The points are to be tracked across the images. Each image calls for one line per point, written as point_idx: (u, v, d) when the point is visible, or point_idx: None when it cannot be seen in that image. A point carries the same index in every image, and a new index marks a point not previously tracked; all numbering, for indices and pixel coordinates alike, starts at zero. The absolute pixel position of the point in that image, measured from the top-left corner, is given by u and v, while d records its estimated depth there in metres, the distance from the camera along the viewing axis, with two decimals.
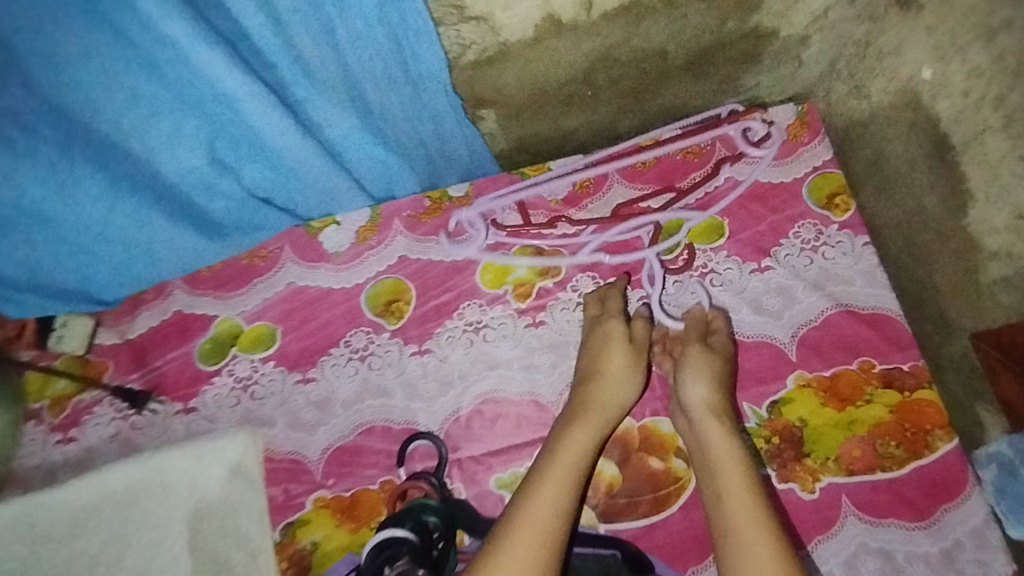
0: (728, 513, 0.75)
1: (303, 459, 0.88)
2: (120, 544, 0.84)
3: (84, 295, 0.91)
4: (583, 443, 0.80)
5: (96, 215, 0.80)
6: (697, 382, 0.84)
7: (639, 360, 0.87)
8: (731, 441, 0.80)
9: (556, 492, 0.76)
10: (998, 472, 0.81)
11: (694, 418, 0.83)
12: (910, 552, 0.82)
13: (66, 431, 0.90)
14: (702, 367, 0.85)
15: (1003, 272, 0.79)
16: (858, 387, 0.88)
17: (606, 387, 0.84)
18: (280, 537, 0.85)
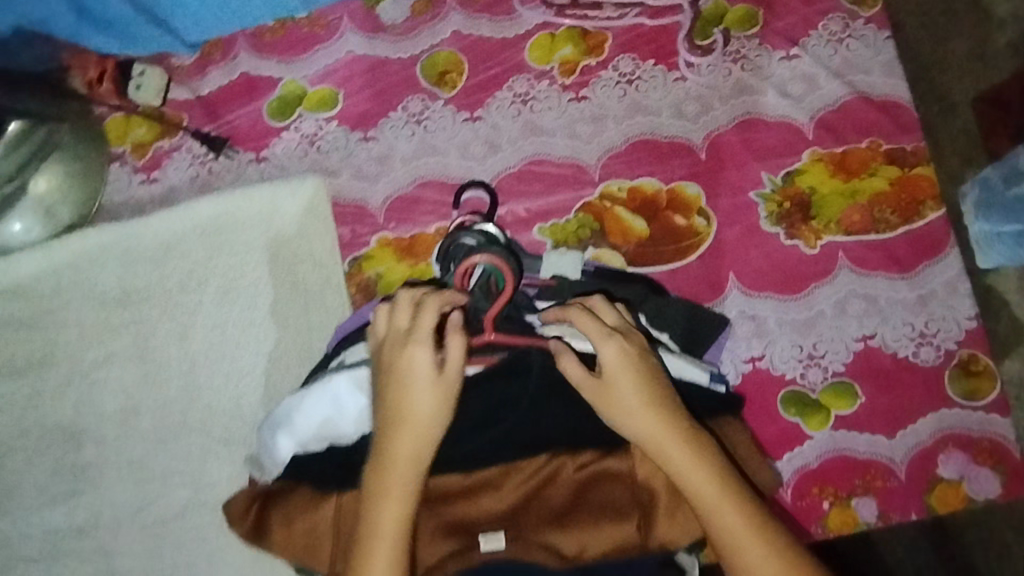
0: (710, 499, 0.71)
1: (367, 205, 0.99)
2: (209, 265, 0.97)
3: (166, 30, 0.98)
4: (414, 427, 0.72)
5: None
6: (619, 388, 0.75)
7: (420, 364, 0.73)
8: (683, 428, 0.73)
9: (384, 552, 0.69)
10: None
11: (642, 426, 0.73)
12: (891, 296, 0.97)
13: (149, 173, 0.99)
14: (633, 393, 0.74)
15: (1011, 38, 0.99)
16: (864, 163, 0.99)
17: (421, 377, 0.73)
18: (349, 268, 0.97)
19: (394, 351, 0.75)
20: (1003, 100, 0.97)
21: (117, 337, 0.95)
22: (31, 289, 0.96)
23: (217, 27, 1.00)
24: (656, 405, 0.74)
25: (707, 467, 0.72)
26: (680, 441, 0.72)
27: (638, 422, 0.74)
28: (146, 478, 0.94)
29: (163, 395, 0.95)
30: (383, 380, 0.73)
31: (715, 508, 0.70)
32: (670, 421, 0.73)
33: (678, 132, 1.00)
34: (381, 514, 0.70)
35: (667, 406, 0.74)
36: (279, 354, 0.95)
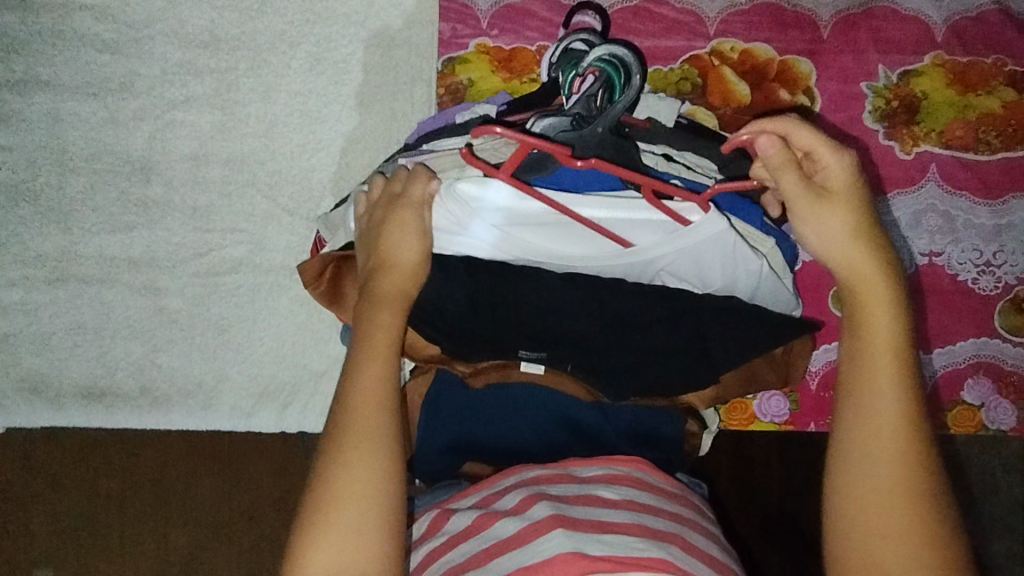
0: (871, 354, 0.58)
1: (473, 6, 0.95)
2: (303, 29, 0.95)
3: None
4: (402, 278, 0.71)
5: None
6: (835, 215, 0.61)
7: (406, 215, 0.71)
8: (888, 286, 0.60)
9: (375, 380, 0.66)
10: None
11: (867, 331, 0.59)
12: (970, 219, 0.96)
13: None
14: (829, 222, 0.61)
15: None
16: (985, 79, 0.95)
17: (408, 246, 0.72)
18: (442, 68, 0.94)
19: (384, 214, 0.73)
20: None
21: (199, 79, 0.94)
22: (123, 12, 0.95)
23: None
24: (899, 329, 0.59)
25: (897, 337, 0.59)
26: (901, 373, 0.58)
27: (833, 254, 0.61)
28: (204, 227, 0.95)
29: (236, 149, 0.94)
30: (375, 238, 0.73)
31: (876, 356, 0.58)
32: (866, 272, 0.60)
33: (805, 5, 0.96)
34: (368, 360, 0.67)
35: (876, 264, 0.60)
36: (358, 137, 0.94)
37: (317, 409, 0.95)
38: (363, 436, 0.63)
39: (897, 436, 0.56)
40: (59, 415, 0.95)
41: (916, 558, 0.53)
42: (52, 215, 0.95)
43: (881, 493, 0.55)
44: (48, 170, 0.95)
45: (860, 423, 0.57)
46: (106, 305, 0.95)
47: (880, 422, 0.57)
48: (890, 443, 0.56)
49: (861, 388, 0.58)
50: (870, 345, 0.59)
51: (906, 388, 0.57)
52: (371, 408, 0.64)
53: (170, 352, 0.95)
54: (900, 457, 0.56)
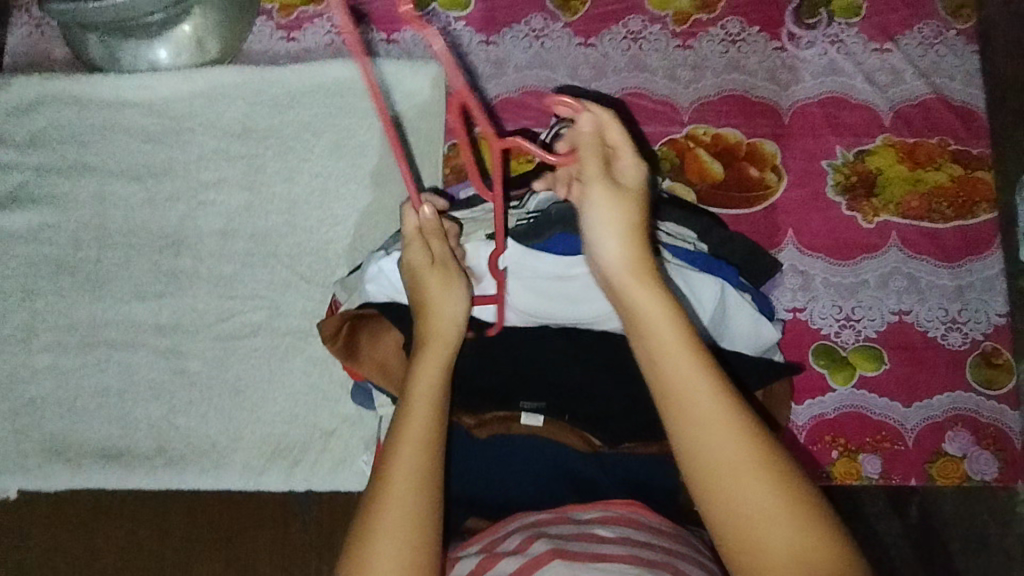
0: (671, 357, 0.63)
1: (476, 100, 1.08)
2: (326, 120, 1.06)
3: None
4: (437, 319, 0.74)
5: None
6: (610, 208, 0.67)
7: (440, 270, 0.76)
8: (651, 271, 0.67)
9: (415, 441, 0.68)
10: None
11: (643, 316, 0.65)
12: (932, 280, 1.04)
13: (289, 32, 1.10)
14: (615, 213, 0.67)
15: None
16: (932, 157, 1.07)
17: (432, 280, 0.75)
18: (448, 151, 1.06)
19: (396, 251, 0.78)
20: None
21: (232, 164, 1.05)
22: (166, 107, 1.07)
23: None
24: (671, 303, 0.65)
25: (667, 312, 0.65)
26: (685, 344, 0.64)
27: (612, 248, 0.67)
28: (227, 295, 1.02)
29: (261, 225, 1.03)
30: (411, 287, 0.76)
31: (659, 341, 0.64)
32: (640, 267, 0.66)
33: (767, 96, 1.09)
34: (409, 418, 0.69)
35: (636, 245, 0.67)
36: (371, 212, 1.03)
37: (325, 468, 0.98)
38: (410, 495, 0.66)
39: (699, 405, 0.62)
40: (77, 476, 0.98)
41: (755, 498, 0.59)
42: (89, 285, 1.03)
43: (708, 458, 0.61)
44: (90, 245, 1.04)
45: (679, 408, 0.63)
46: (131, 368, 1.01)
47: (697, 405, 0.62)
48: (700, 412, 0.62)
49: (662, 375, 0.64)
50: (662, 345, 0.64)
51: (695, 358, 0.63)
52: (415, 468, 0.67)
53: (188, 414, 1.00)
54: (712, 418, 0.61)
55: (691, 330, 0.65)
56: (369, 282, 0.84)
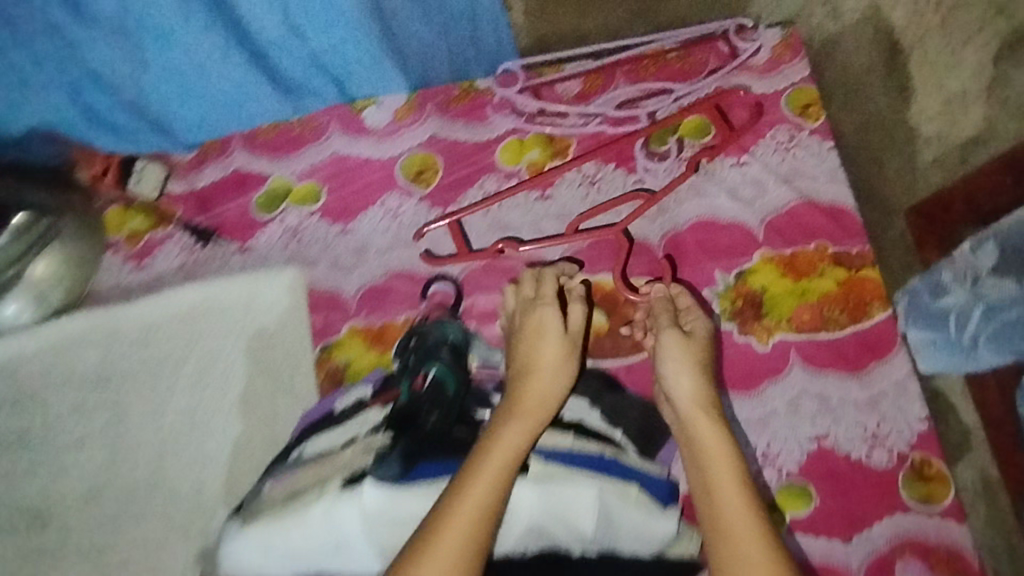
0: (717, 466, 0.82)
1: (341, 295, 1.04)
2: (187, 350, 1.01)
3: (168, 134, 1.04)
4: (523, 404, 0.85)
5: (178, 34, 0.89)
6: (687, 356, 0.90)
7: (570, 347, 0.91)
8: (716, 412, 0.87)
9: (490, 480, 0.77)
10: (909, 307, 0.98)
11: (701, 444, 0.85)
12: (843, 396, 0.99)
13: (140, 260, 1.05)
14: (687, 360, 0.90)
15: (934, 155, 1.03)
16: (813, 264, 1.04)
17: (551, 352, 0.90)
18: (319, 355, 1.01)
19: (526, 316, 0.93)
20: (927, 212, 1.01)
21: (92, 417, 0.98)
22: (18, 368, 1.01)
23: (213, 124, 1.05)
24: (729, 442, 0.84)
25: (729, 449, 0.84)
26: (741, 473, 0.82)
27: (683, 387, 0.89)
28: (102, 565, 0.94)
29: (128, 479, 0.96)
30: (537, 345, 0.90)
31: (713, 462, 0.83)
32: (705, 404, 0.87)
33: (636, 233, 1.06)
34: (477, 478, 0.77)
35: (708, 395, 0.88)
36: (244, 443, 0.96)
37: None
38: (473, 514, 0.74)
39: (737, 520, 0.78)
40: None
41: None
42: None
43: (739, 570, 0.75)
44: None
45: (720, 522, 0.79)
46: None
47: (737, 527, 0.78)
48: (747, 528, 0.78)
49: (711, 492, 0.82)
50: (715, 464, 0.83)
51: (744, 489, 0.81)
52: (484, 500, 0.76)
53: None
54: (753, 535, 0.77)
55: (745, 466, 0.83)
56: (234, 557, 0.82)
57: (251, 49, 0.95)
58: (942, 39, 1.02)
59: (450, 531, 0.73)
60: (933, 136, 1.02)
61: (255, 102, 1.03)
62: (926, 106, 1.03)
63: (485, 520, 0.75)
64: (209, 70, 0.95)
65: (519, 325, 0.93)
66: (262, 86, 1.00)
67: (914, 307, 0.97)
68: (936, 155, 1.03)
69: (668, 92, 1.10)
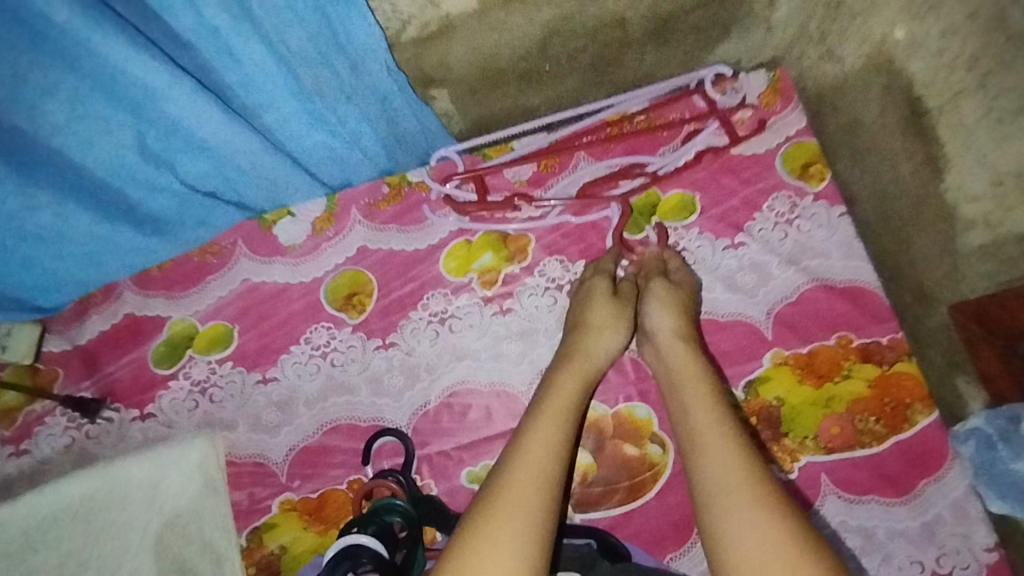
0: (694, 400, 0.74)
1: (267, 462, 0.85)
2: (83, 555, 0.82)
3: (31, 302, 0.87)
4: (571, 390, 0.75)
5: (5, 200, 0.75)
6: (670, 308, 0.82)
7: (623, 306, 0.83)
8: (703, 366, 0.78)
9: (552, 437, 0.70)
10: (977, 447, 0.76)
11: (683, 388, 0.76)
12: (890, 527, 0.80)
13: (18, 444, 0.86)
14: (671, 304, 0.82)
15: (981, 240, 0.72)
16: (836, 363, 0.86)
17: (597, 308, 0.82)
18: (247, 542, 0.82)
19: (579, 293, 0.85)
20: (982, 316, 0.75)
21: None
22: None
23: (83, 283, 0.89)
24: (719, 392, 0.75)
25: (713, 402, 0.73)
26: (725, 417, 0.72)
27: (665, 335, 0.80)
28: None
29: None
30: (585, 304, 0.83)
31: (697, 409, 0.73)
32: (691, 351, 0.79)
33: None
34: (530, 444, 0.69)
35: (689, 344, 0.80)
36: None
37: None
38: (528, 495, 0.66)
39: (717, 469, 0.68)
40: None
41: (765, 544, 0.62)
42: None
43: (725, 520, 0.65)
44: None
45: (707, 462, 0.69)
46: None
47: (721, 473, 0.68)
48: (733, 473, 0.67)
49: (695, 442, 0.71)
50: (696, 406, 0.73)
51: (728, 428, 0.71)
52: (541, 471, 0.67)
53: None
54: (739, 476, 0.67)
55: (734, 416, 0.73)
56: None
57: (103, 198, 0.81)
58: (984, 101, 0.67)
59: (502, 503, 0.65)
60: (977, 218, 0.71)
61: (139, 254, 0.89)
62: (968, 175, 0.72)
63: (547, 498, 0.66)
64: (69, 235, 0.82)
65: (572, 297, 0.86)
66: (131, 231, 0.86)
67: (987, 448, 0.75)
68: (984, 241, 0.72)
69: (640, 166, 0.92)
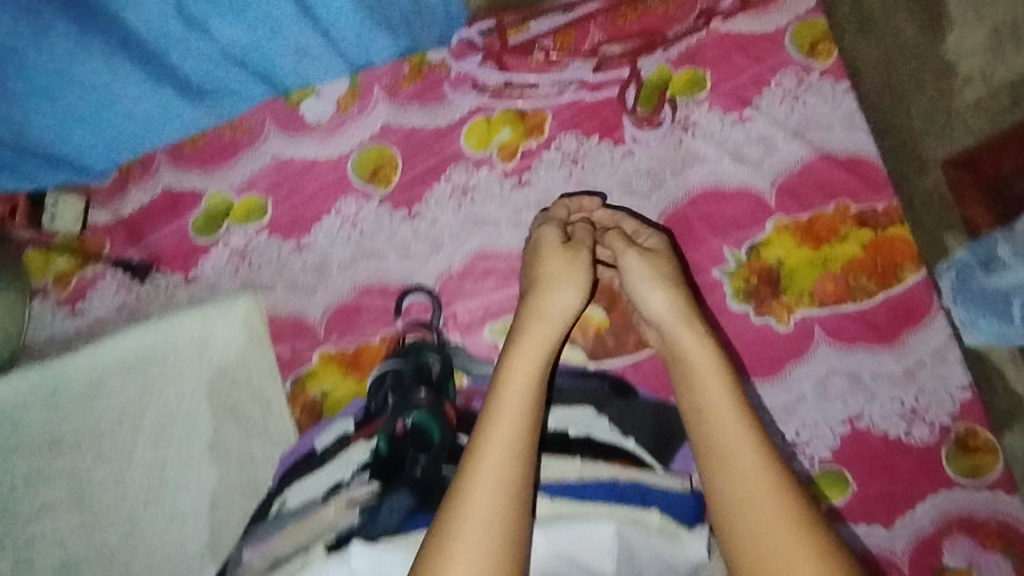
0: (694, 368, 0.69)
1: (307, 319, 0.92)
2: (143, 400, 0.90)
3: (69, 163, 0.91)
4: (536, 357, 0.69)
5: (50, 49, 0.79)
6: (655, 258, 0.76)
7: (575, 254, 0.76)
8: (698, 320, 0.72)
9: (520, 403, 0.66)
10: (954, 278, 0.88)
11: (676, 345, 0.71)
12: (876, 371, 0.89)
13: (75, 304, 0.93)
14: (654, 273, 0.74)
15: (976, 96, 0.93)
16: (833, 227, 0.92)
17: (553, 261, 0.75)
18: (292, 388, 0.91)
19: (536, 245, 0.79)
20: (972, 167, 0.91)
21: (51, 485, 0.89)
22: None
23: (120, 146, 0.93)
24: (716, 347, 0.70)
25: (713, 361, 0.69)
26: (731, 390, 0.67)
27: (653, 293, 0.74)
28: None
29: (104, 543, 0.88)
30: (536, 261, 0.77)
31: (699, 377, 0.68)
32: (681, 309, 0.72)
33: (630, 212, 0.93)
34: (501, 421, 0.65)
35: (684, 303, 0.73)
36: (223, 494, 0.88)
37: None
38: (507, 473, 0.62)
39: (727, 439, 0.65)
40: None
41: (775, 517, 0.61)
42: None
43: (739, 498, 0.62)
44: None
45: (711, 437, 0.66)
46: None
47: (731, 445, 0.65)
48: (740, 447, 0.64)
49: (697, 410, 0.68)
50: (696, 377, 0.69)
51: (737, 400, 0.67)
52: (516, 446, 0.64)
53: None
54: (747, 453, 0.64)
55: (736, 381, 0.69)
56: None
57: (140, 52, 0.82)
58: None
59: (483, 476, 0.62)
60: (975, 74, 0.93)
61: (169, 120, 0.92)
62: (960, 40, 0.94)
63: (523, 475, 0.63)
64: (106, 92, 0.85)
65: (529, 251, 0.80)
66: (171, 94, 0.88)
67: (961, 279, 0.87)
68: (977, 98, 0.93)
69: (653, 44, 0.96)
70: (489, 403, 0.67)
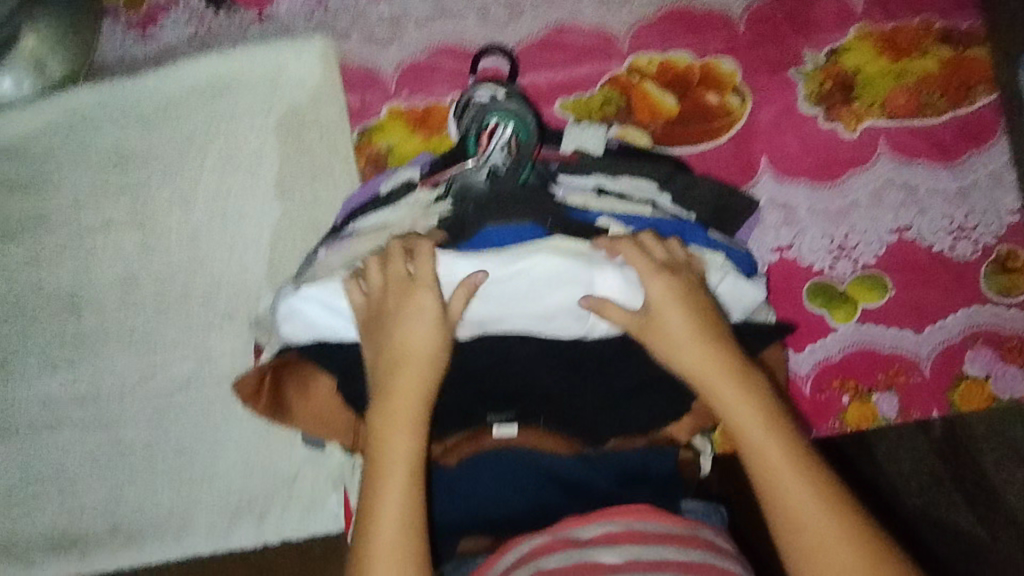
0: (714, 382, 0.63)
1: (379, 71, 0.92)
2: (212, 129, 0.92)
3: None
4: (419, 369, 0.65)
5: None
6: (672, 309, 0.65)
7: (441, 325, 0.66)
8: (707, 321, 0.65)
9: (409, 420, 0.63)
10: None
11: (686, 357, 0.64)
12: (931, 186, 0.91)
13: (145, 29, 0.94)
14: (678, 322, 0.65)
15: None
16: (915, 41, 0.92)
17: (418, 303, 0.66)
18: (359, 138, 0.90)
19: (392, 301, 0.67)
20: None
21: (116, 200, 0.91)
22: (28, 147, 0.92)
23: None
24: (723, 347, 0.64)
25: (723, 360, 0.63)
26: (746, 389, 0.62)
27: (672, 342, 0.65)
28: (146, 350, 0.90)
29: (164, 263, 0.91)
30: (396, 330, 0.66)
31: (708, 381, 0.63)
32: (687, 310, 0.65)
33: (714, 5, 0.94)
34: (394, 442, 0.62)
35: (694, 305, 0.66)
36: (284, 228, 0.90)
37: (296, 512, 0.88)
38: (409, 471, 0.62)
39: (757, 440, 0.60)
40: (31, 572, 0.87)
41: (813, 514, 0.57)
42: None
43: (776, 494, 0.58)
44: None
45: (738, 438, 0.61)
46: (59, 449, 0.90)
47: (758, 449, 0.60)
48: (767, 443, 0.60)
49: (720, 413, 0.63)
50: (714, 387, 0.63)
51: (754, 399, 0.62)
52: (413, 460, 0.62)
53: (135, 484, 0.89)
54: (775, 448, 0.59)
55: (754, 376, 0.64)
56: (282, 325, 0.71)
57: None
58: None
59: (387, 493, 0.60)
60: None
61: None
62: None
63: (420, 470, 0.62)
64: None
65: (381, 308, 0.67)
66: None
67: None
68: None
69: None
70: (373, 460, 0.63)
